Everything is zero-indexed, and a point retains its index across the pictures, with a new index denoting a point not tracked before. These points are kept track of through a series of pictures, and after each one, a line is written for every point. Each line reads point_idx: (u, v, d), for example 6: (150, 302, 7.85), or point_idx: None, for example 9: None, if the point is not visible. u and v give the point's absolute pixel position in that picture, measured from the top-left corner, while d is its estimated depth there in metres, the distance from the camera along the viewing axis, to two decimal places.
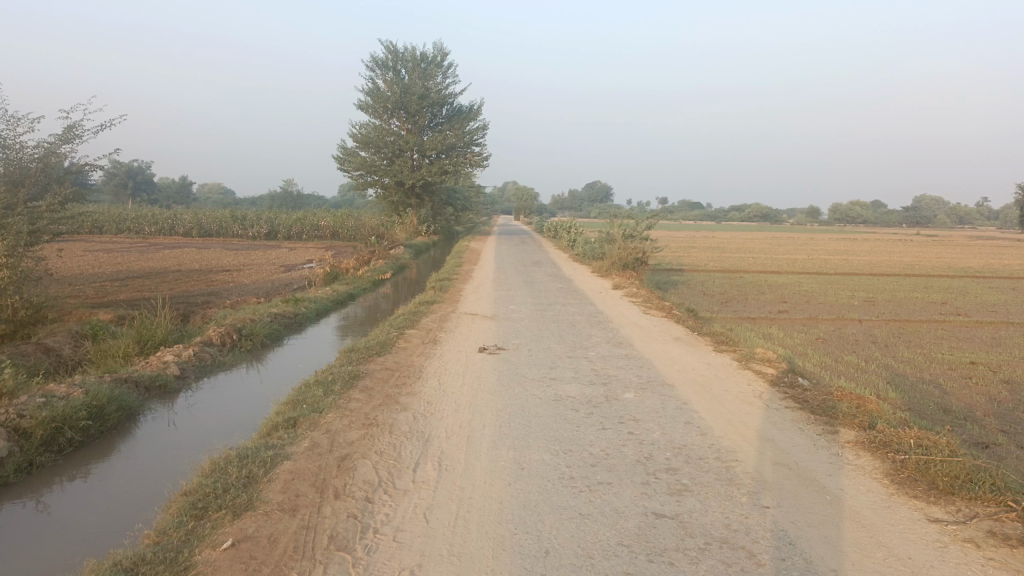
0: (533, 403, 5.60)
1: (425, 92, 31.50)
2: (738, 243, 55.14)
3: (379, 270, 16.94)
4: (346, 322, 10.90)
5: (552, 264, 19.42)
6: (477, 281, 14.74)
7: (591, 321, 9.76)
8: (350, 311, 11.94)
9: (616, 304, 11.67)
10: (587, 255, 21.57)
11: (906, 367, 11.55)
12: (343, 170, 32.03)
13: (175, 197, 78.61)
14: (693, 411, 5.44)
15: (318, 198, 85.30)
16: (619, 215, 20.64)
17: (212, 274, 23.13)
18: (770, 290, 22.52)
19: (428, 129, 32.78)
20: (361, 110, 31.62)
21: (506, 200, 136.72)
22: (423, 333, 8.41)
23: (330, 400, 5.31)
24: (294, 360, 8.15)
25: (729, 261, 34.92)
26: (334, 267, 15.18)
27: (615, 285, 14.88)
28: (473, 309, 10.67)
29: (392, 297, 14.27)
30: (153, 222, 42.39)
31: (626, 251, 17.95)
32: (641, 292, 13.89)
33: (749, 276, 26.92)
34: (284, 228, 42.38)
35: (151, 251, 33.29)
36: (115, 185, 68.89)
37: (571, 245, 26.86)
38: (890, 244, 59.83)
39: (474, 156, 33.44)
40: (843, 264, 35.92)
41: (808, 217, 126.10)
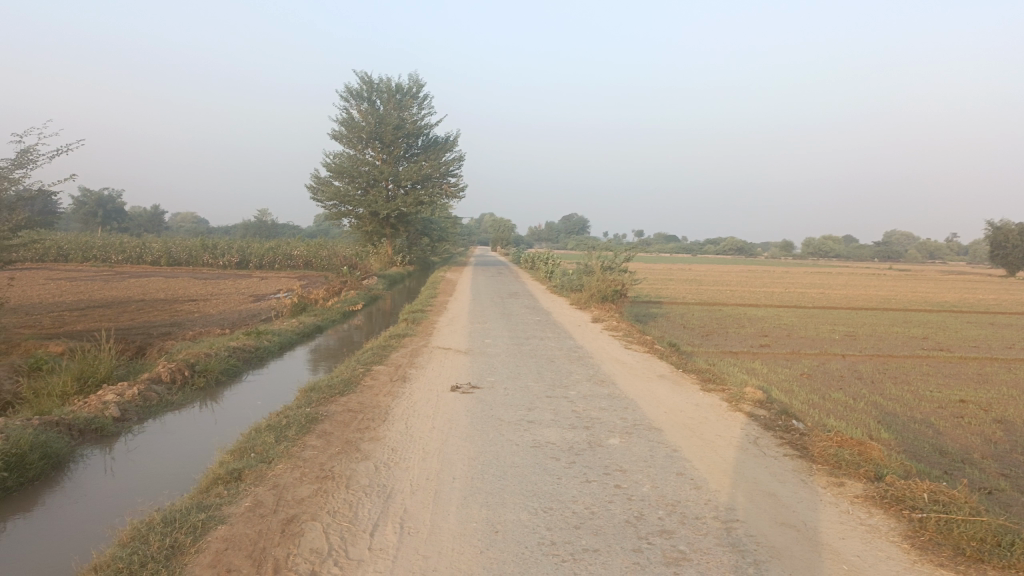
0: (509, 450, 5.07)
1: (400, 122, 31.18)
2: (715, 276, 55.17)
3: (350, 301, 16.36)
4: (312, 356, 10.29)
5: (530, 297, 18.95)
6: (452, 314, 14.20)
7: (571, 357, 9.26)
8: (318, 345, 11.34)
9: (597, 339, 11.21)
10: (565, 287, 21.14)
11: (895, 405, 11.17)
12: (316, 200, 31.51)
13: (147, 225, 77.46)
14: (685, 460, 4.94)
15: (293, 227, 84.50)
16: (597, 246, 20.27)
17: (177, 304, 22.37)
18: (750, 324, 22.22)
19: (403, 159, 32.41)
20: (336, 140, 31.20)
21: (483, 231, 136.68)
22: (391, 370, 7.86)
23: (282, 447, 4.74)
24: (254, 396, 7.59)
25: (708, 294, 34.71)
26: (303, 298, 14.56)
27: (594, 318, 14.43)
28: (446, 343, 10.14)
29: (364, 330, 13.68)
30: (120, 251, 41.42)
31: (604, 283, 17.52)
32: (621, 325, 13.45)
33: (728, 309, 26.65)
34: (256, 258, 41.61)
35: (116, 279, 32.33)
36: (85, 213, 67.73)
37: (548, 277, 26.44)
38: (866, 278, 60.15)
39: (451, 187, 33.09)
40: (820, 297, 35.89)
41: (782, 250, 127.33)
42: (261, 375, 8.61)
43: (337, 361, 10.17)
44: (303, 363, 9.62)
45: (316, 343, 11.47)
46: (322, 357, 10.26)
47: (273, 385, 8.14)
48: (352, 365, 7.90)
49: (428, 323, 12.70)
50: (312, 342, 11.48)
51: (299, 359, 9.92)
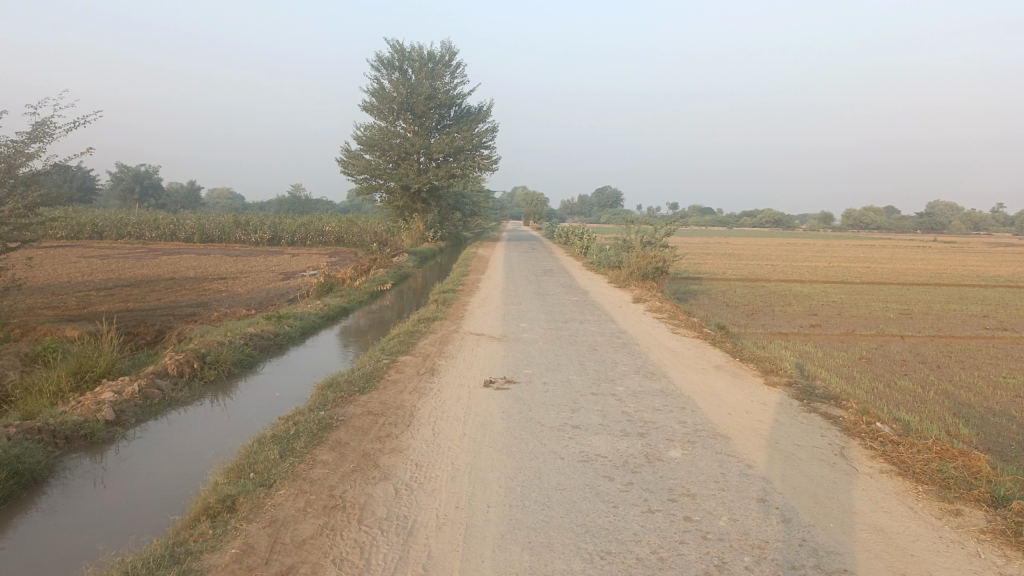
0: (553, 466, 4.31)
1: (432, 93, 30.27)
2: (753, 249, 53.75)
3: (379, 279, 15.69)
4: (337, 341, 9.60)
5: (566, 274, 18.14)
6: (485, 293, 13.46)
7: (615, 344, 8.45)
8: (344, 329, 10.67)
9: (641, 322, 10.39)
10: (603, 263, 20.25)
11: (969, 394, 10.21)
12: (346, 174, 30.91)
13: (183, 202, 77.87)
14: (764, 481, 4.13)
15: (327, 202, 84.33)
16: (637, 220, 19.30)
17: (206, 283, 21.97)
18: (798, 301, 21.14)
19: (436, 131, 31.55)
20: (366, 112, 30.46)
21: (516, 205, 135.53)
22: (419, 361, 7.13)
23: (286, 466, 4.03)
24: (273, 389, 6.97)
25: (749, 269, 33.54)
26: (329, 278, 13.89)
27: (636, 297, 13.58)
28: (479, 328, 9.38)
29: (394, 310, 12.98)
30: (153, 227, 41.36)
31: (645, 260, 16.61)
32: (664, 306, 12.60)
33: (772, 285, 25.57)
34: (288, 234, 41.28)
35: (148, 257, 32.15)
36: (122, 189, 68.20)
37: (584, 252, 25.56)
38: (912, 251, 58.16)
39: (484, 159, 32.20)
40: (867, 271, 34.49)
41: (821, 222, 124.54)
42: (281, 364, 7.98)
43: (364, 347, 9.45)
44: (327, 349, 8.97)
45: (342, 326, 10.80)
46: (348, 342, 9.60)
47: (294, 375, 7.51)
48: (376, 356, 7.18)
49: (459, 304, 11.97)
50: (338, 326, 10.82)
51: (323, 345, 9.26)
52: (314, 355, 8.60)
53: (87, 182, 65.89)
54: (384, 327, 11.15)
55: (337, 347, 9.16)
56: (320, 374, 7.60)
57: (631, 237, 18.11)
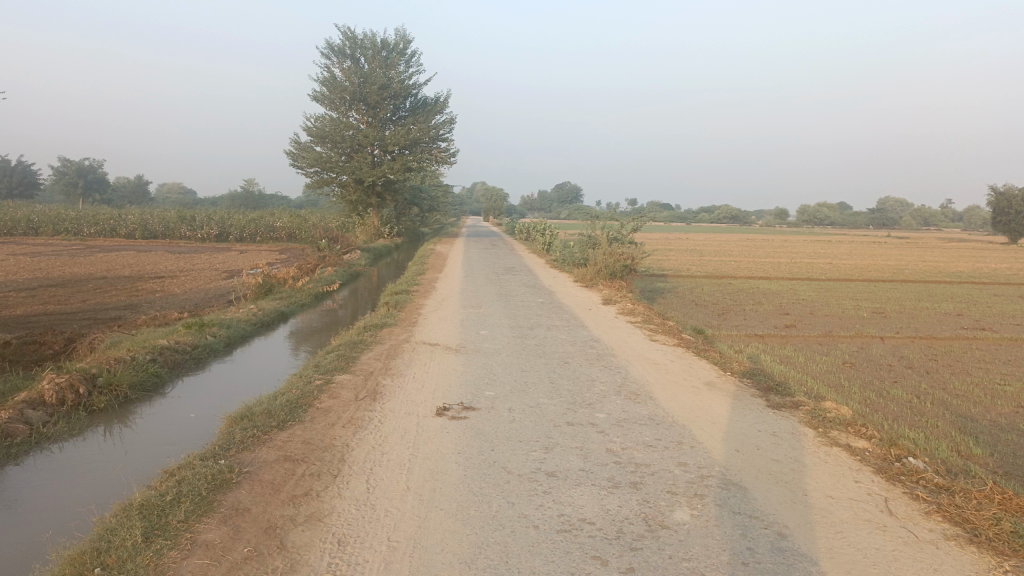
0: (526, 541, 3.19)
1: (387, 82, 28.89)
2: (715, 245, 53.40)
3: (326, 279, 14.42)
4: (270, 353, 8.38)
5: (529, 272, 17.08)
6: (441, 294, 12.30)
7: (589, 355, 7.38)
8: (282, 335, 9.46)
9: (614, 327, 9.33)
10: (567, 260, 19.22)
11: (969, 404, 9.39)
12: (296, 167, 29.40)
13: (131, 197, 74.84)
14: (807, 561, 3.08)
15: (282, 197, 81.88)
16: (602, 215, 18.30)
17: (141, 282, 20.42)
18: (768, 300, 20.34)
19: (390, 123, 30.22)
20: (316, 102, 28.98)
21: (475, 201, 134.03)
22: (359, 381, 5.95)
23: (149, 559, 2.87)
24: (182, 416, 5.81)
25: (714, 265, 32.90)
26: (269, 277, 12.56)
27: (606, 298, 12.57)
28: (432, 337, 8.20)
29: (340, 314, 11.76)
30: (93, 223, 39.22)
31: (612, 257, 15.51)
32: (637, 307, 11.60)
33: (739, 282, 24.85)
34: (237, 230, 39.46)
35: (83, 254, 30.20)
36: (66, 183, 65.19)
37: (546, 249, 24.55)
38: (871, 247, 58.33)
39: (441, 152, 30.94)
40: (831, 267, 34.14)
41: (777, 217, 125.78)
42: (200, 383, 6.82)
43: (301, 359, 8.22)
44: (260, 364, 7.81)
45: (281, 334, 9.59)
46: (286, 354, 8.42)
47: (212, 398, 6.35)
48: (308, 376, 5.98)
49: (412, 308, 10.76)
50: (276, 333, 9.62)
51: (255, 357, 8.07)
52: (240, 372, 7.36)
53: (27, 175, 62.72)
54: (329, 334, 9.95)
55: (272, 360, 8.00)
56: (245, 397, 6.44)
57: (597, 232, 17.46)
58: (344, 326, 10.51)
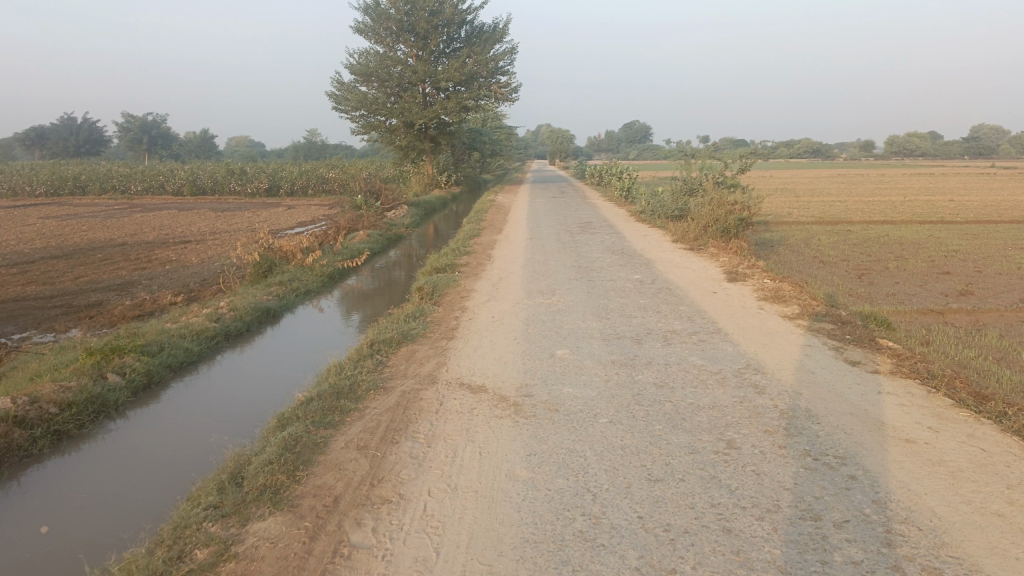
0: None
1: (438, 8, 25.08)
2: (810, 182, 48.34)
3: (355, 249, 11.17)
4: (244, 381, 5.23)
5: (611, 230, 13.57)
6: (500, 271, 8.89)
7: (771, 421, 3.87)
8: (292, 341, 6.58)
9: (773, 335, 5.73)
10: (656, 210, 15.62)
11: None
12: (339, 111, 26.08)
13: (197, 151, 73.31)
14: None
15: (345, 147, 79.18)
16: (700, 155, 14.65)
17: (159, 250, 17.73)
18: (910, 253, 16.22)
19: (443, 56, 26.50)
20: (358, 34, 25.48)
21: (542, 143, 128.98)
22: (295, 550, 2.59)
23: None
24: (26, 549, 2.96)
25: (818, 207, 28.51)
26: (268, 251, 9.30)
27: (729, 270, 8.97)
28: (475, 372, 4.79)
29: (365, 300, 8.58)
30: (140, 181, 37.20)
31: (721, 208, 11.75)
32: (780, 285, 8.01)
33: (861, 229, 20.72)
34: (287, 183, 36.79)
35: (119, 215, 28.06)
36: (130, 139, 63.82)
37: (627, 196, 20.89)
38: (989, 179, 51.70)
39: (502, 88, 27.08)
40: (958, 206, 29.34)
41: (862, 148, 117.47)
42: (113, 452, 3.96)
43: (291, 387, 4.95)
44: (248, 391, 4.96)
45: (289, 339, 6.68)
46: (295, 368, 5.55)
47: (118, 485, 3.48)
48: (188, 533, 2.72)
49: (453, 300, 7.37)
50: (282, 337, 6.71)
51: (236, 384, 5.20)
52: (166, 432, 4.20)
53: (93, 132, 61.73)
54: (355, 331, 6.96)
55: (267, 383, 5.15)
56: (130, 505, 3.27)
57: (695, 175, 14.32)
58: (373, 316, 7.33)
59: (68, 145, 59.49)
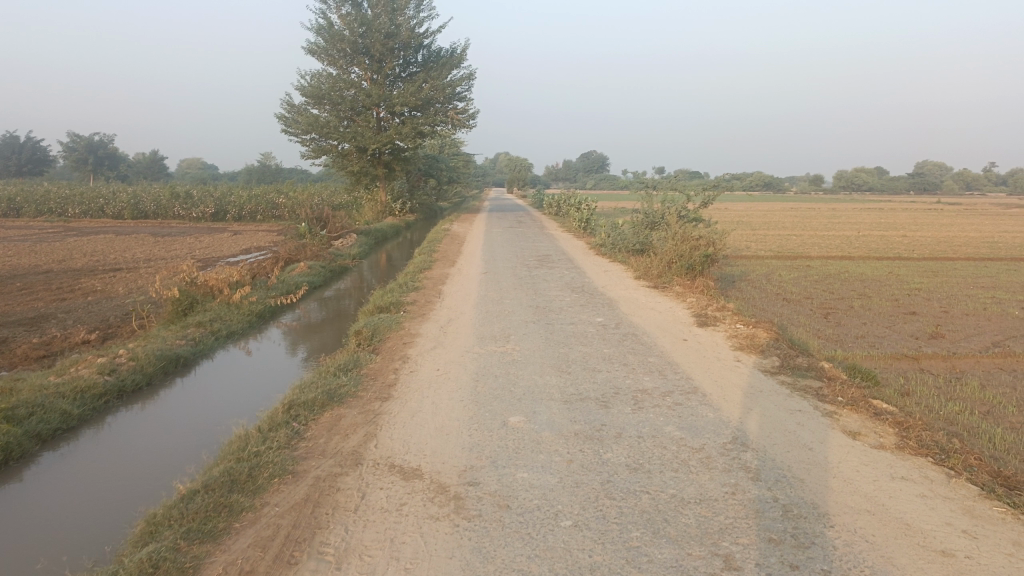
0: None
1: (393, 31, 24.39)
2: (765, 216, 48.75)
3: (294, 282, 10.30)
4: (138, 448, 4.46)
5: (570, 264, 12.90)
6: (449, 312, 8.06)
7: (774, 524, 3.10)
8: (218, 385, 5.96)
9: (757, 396, 5.00)
10: (617, 244, 15.00)
11: None
12: (289, 134, 25.09)
13: (146, 173, 71.13)
14: None
15: (300, 172, 77.77)
16: (661, 187, 14.16)
17: (86, 279, 16.47)
18: (873, 291, 15.90)
19: (399, 80, 25.78)
20: (310, 56, 24.62)
21: (500, 172, 129.12)
22: None
23: None
24: None
25: (776, 241, 28.39)
26: (190, 287, 8.35)
27: (698, 313, 8.30)
28: (409, 449, 3.94)
29: (299, 343, 7.72)
30: (79, 203, 35.52)
31: (685, 244, 11.16)
32: (755, 332, 7.34)
33: (821, 264, 20.47)
34: (235, 208, 35.51)
35: (52, 239, 26.56)
36: (75, 159, 61.56)
37: (586, 228, 20.32)
38: (937, 216, 52.78)
39: (459, 114, 26.45)
40: (912, 242, 29.54)
41: (812, 183, 120.07)
42: None
43: (194, 455, 4.22)
44: (149, 451, 4.35)
45: (216, 382, 6.07)
46: (212, 422, 4.93)
47: None
48: None
49: (394, 347, 6.52)
50: (205, 381, 6.07)
51: (138, 443, 4.59)
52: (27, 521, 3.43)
53: (36, 152, 59.41)
54: (288, 376, 6.28)
55: (176, 440, 4.54)
56: None
57: (656, 208, 13.80)
58: (303, 362, 6.45)
59: (9, 165, 57.02)
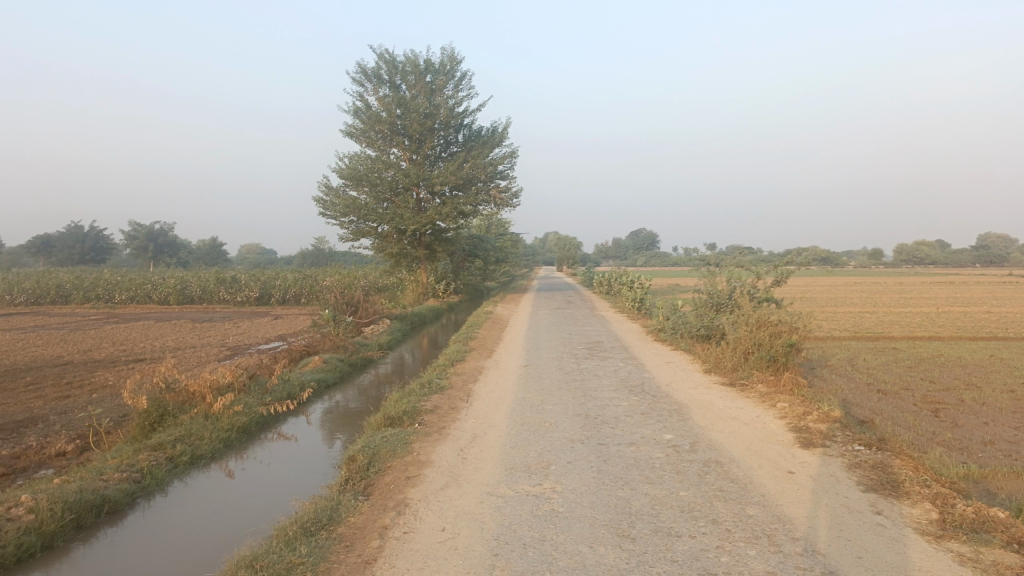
0: None
1: (432, 110, 23.61)
2: (832, 291, 46.26)
3: (302, 381, 8.84)
4: None
5: (626, 354, 11.13)
6: (474, 428, 6.35)
7: None
8: (181, 522, 4.77)
9: None
10: (678, 329, 13.20)
11: None
12: (327, 217, 24.21)
13: (203, 258, 71.99)
14: None
15: (352, 255, 78.06)
16: (727, 263, 12.41)
17: (101, 373, 15.25)
18: (980, 379, 13.66)
19: (438, 159, 24.89)
20: (347, 137, 23.90)
21: (550, 252, 128.74)
22: None
23: None
24: None
25: (850, 319, 26.10)
26: (164, 395, 6.90)
27: (797, 427, 6.40)
28: None
29: (291, 465, 6.21)
30: (126, 289, 35.12)
31: (763, 331, 9.33)
32: (881, 459, 5.43)
33: (908, 346, 18.23)
34: (280, 291, 34.72)
35: (89, 327, 25.89)
36: (136, 247, 62.62)
37: (641, 310, 18.56)
38: (1017, 288, 49.29)
39: (501, 192, 25.37)
40: (1002, 319, 26.94)
41: (872, 256, 116.27)
42: None
43: None
44: None
45: (181, 517, 4.88)
46: None
47: None
48: None
49: (394, 485, 4.85)
50: (166, 517, 4.88)
51: None
52: None
53: (100, 241, 60.60)
54: (266, 514, 4.90)
55: None
56: None
57: (722, 288, 12.03)
58: (281, 507, 4.88)
59: (73, 253, 58.10)
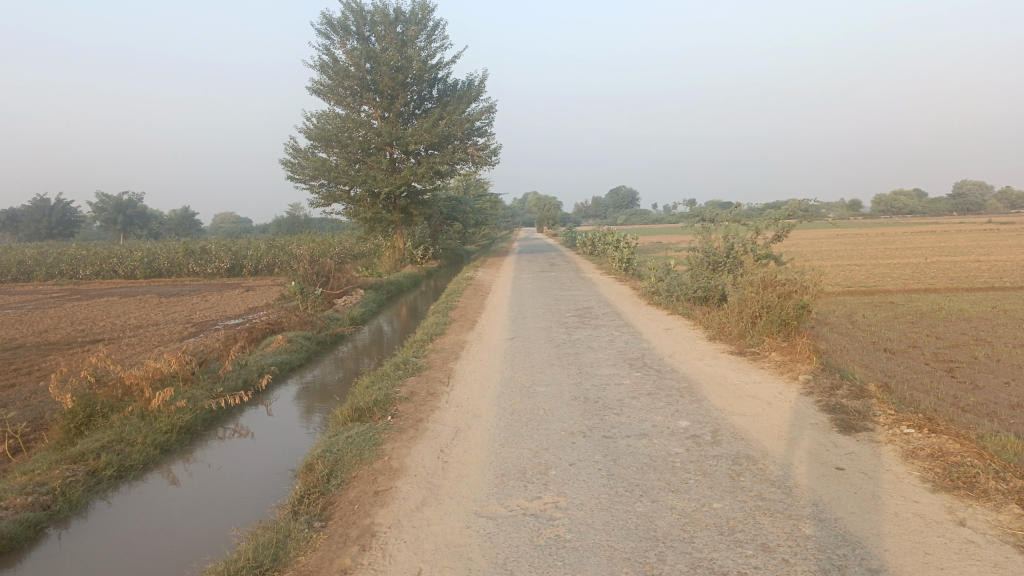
0: None
1: (403, 64, 22.29)
2: (818, 244, 45.65)
3: (261, 365, 7.89)
4: None
5: (618, 321, 10.23)
6: (454, 420, 5.41)
7: None
8: (99, 554, 3.92)
9: None
10: (671, 291, 12.30)
11: None
12: (295, 181, 22.97)
13: (176, 229, 69.95)
14: None
15: (329, 222, 76.35)
16: (723, 218, 11.49)
17: (52, 357, 14.10)
18: (989, 334, 12.95)
19: (412, 116, 23.63)
20: (314, 94, 22.57)
21: (530, 213, 127.30)
22: None
23: None
24: None
25: (840, 273, 25.45)
26: (94, 392, 5.93)
27: (828, 405, 5.54)
28: None
29: (245, 468, 5.31)
30: (90, 264, 33.64)
31: (771, 292, 8.44)
32: (938, 443, 4.58)
33: (906, 300, 17.52)
34: (252, 262, 33.42)
35: (48, 306, 24.56)
36: (105, 219, 60.50)
37: (629, 271, 17.64)
38: (1000, 236, 48.90)
39: (479, 150, 24.20)
40: (994, 268, 26.40)
41: (852, 208, 116.04)
42: None
43: None
44: None
45: (101, 547, 4.03)
46: None
47: None
48: None
49: (358, 504, 3.92)
50: (83, 548, 4.02)
51: None
52: None
53: (67, 215, 58.41)
54: (207, 541, 4.02)
55: None
56: None
57: (719, 245, 11.12)
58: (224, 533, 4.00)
59: (40, 228, 56.02)
